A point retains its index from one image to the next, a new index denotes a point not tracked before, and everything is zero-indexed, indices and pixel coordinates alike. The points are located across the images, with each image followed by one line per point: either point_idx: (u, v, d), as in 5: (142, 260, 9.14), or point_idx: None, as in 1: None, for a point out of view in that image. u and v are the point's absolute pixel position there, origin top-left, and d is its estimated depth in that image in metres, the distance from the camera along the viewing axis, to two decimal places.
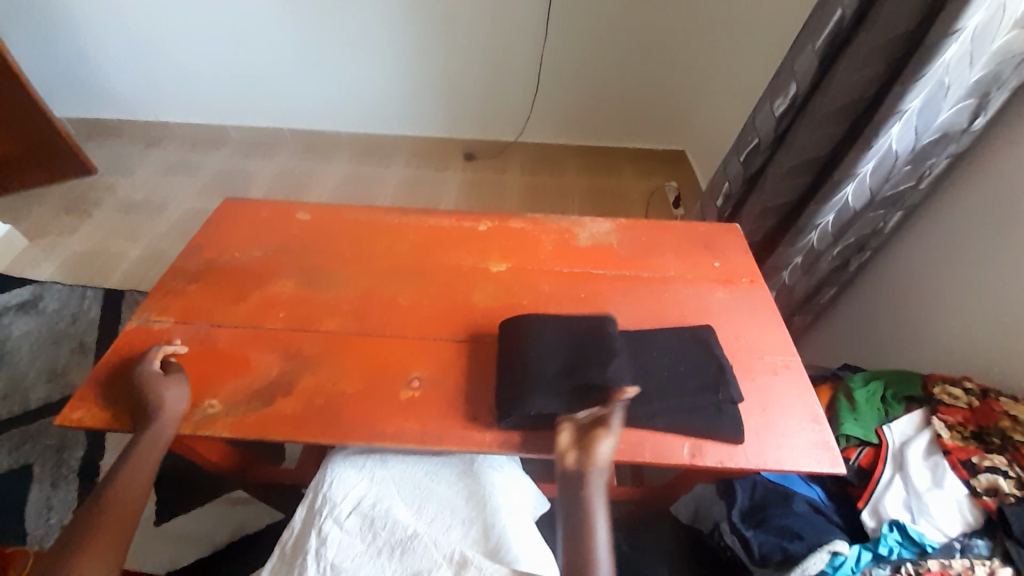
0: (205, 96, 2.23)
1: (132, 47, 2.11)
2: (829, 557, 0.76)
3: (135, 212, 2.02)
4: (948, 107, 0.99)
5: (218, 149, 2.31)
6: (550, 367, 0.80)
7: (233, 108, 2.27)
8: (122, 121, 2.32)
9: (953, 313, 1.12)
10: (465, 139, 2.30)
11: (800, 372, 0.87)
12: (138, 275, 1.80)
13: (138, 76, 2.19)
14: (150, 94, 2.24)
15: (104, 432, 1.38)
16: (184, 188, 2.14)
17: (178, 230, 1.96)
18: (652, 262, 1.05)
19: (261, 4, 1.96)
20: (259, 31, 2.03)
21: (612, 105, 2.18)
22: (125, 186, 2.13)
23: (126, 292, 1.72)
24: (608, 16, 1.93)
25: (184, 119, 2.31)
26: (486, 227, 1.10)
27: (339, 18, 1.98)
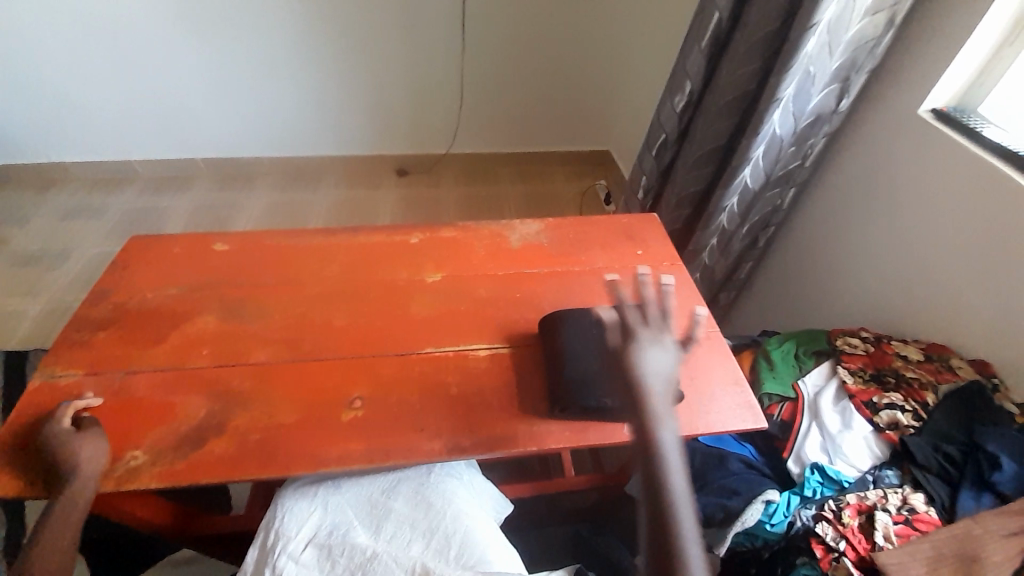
0: (106, 132, 2.08)
1: (13, 85, 1.93)
2: (764, 507, 0.83)
3: (32, 264, 1.83)
4: (817, 93, 1.13)
5: (127, 187, 2.15)
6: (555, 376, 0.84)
7: (139, 142, 2.13)
8: (7, 165, 2.10)
9: (848, 274, 1.26)
10: (395, 155, 2.29)
11: (720, 342, 0.94)
12: (43, 332, 1.63)
13: (23, 115, 2.01)
14: (39, 134, 2.06)
15: (19, 509, 1.24)
16: (89, 232, 1.97)
17: (87, 278, 1.80)
18: (582, 255, 1.10)
19: (160, 31, 1.87)
20: (162, 57, 1.93)
21: (536, 112, 2.26)
22: (17, 236, 1.93)
23: (30, 352, 1.56)
24: (521, 27, 2.01)
25: (81, 159, 2.13)
26: (418, 239, 1.10)
27: (248, 41, 1.92)
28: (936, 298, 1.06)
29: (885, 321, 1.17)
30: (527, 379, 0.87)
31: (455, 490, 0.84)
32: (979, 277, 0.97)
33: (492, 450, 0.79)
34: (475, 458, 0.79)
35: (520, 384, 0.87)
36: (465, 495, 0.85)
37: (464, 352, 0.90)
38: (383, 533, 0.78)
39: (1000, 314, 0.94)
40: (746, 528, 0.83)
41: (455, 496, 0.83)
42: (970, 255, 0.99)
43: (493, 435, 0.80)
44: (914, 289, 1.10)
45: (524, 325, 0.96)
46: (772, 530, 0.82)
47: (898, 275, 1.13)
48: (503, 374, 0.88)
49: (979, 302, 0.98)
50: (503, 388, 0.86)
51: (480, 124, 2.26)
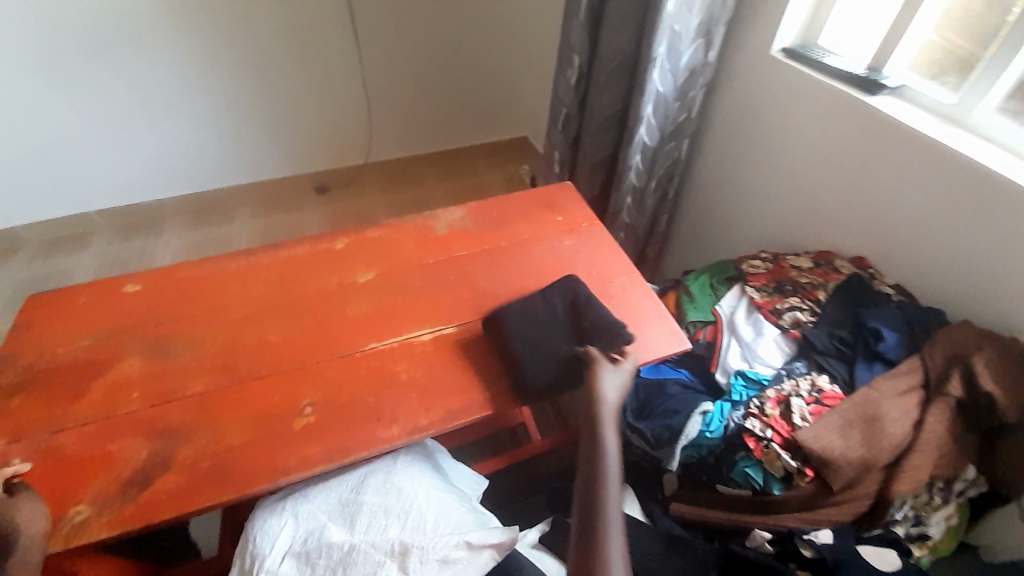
0: None
1: None
2: (702, 418, 0.92)
3: None
4: (686, 49, 1.24)
5: (13, 255, 1.95)
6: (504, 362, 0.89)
7: (18, 204, 1.93)
8: None
9: (743, 206, 1.40)
10: (312, 173, 2.23)
11: (642, 284, 1.03)
12: None
13: None
14: None
15: None
16: None
17: None
18: (507, 231, 1.15)
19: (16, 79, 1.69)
20: (26, 110, 1.75)
21: (446, 108, 2.28)
22: None
23: None
24: (416, 28, 2.00)
25: None
26: (343, 244, 1.10)
27: (124, 77, 1.79)
28: (817, 212, 1.20)
29: (780, 241, 1.31)
30: (471, 353, 0.91)
31: (423, 472, 0.86)
32: (845, 187, 1.12)
33: (450, 424, 0.82)
34: (434, 435, 0.82)
35: (466, 359, 0.90)
36: (433, 476, 0.88)
37: (408, 341, 0.93)
38: (357, 523, 0.79)
39: (865, 214, 1.10)
40: (690, 440, 0.92)
41: (422, 479, 0.85)
42: (834, 170, 1.14)
43: (448, 409, 0.84)
44: (798, 208, 1.25)
45: (462, 305, 0.99)
46: (711, 436, 0.91)
47: (783, 199, 1.28)
48: (448, 353, 0.91)
49: (848, 208, 1.13)
50: (451, 366, 0.89)
51: (392, 129, 2.25)
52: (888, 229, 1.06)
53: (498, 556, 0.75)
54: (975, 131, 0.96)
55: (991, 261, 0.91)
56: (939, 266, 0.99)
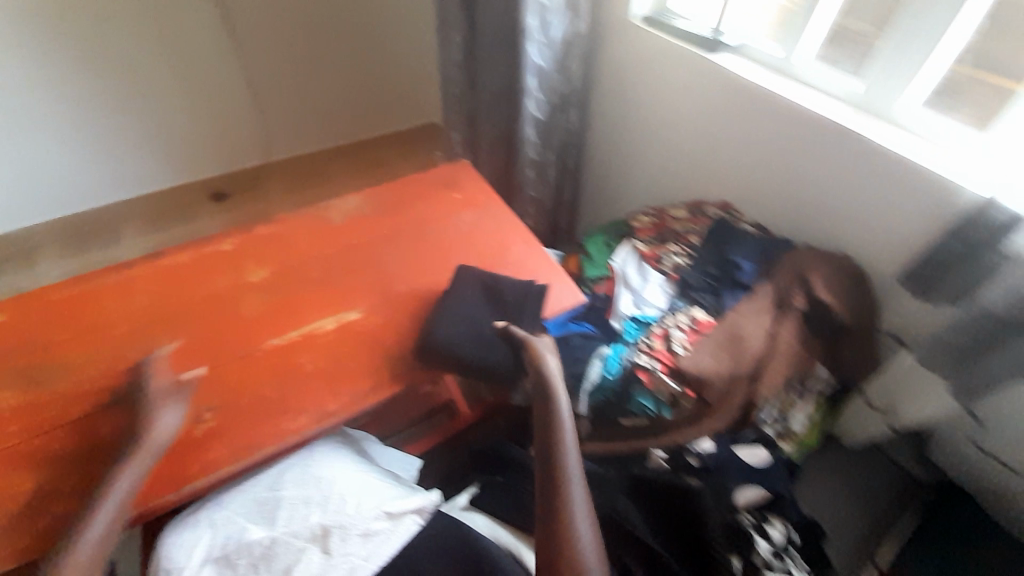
0: None
1: None
2: (601, 363, 1.00)
3: None
4: (559, 23, 1.30)
5: None
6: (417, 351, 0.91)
7: None
8: None
9: (631, 168, 1.51)
10: (203, 180, 2.08)
11: (538, 249, 1.10)
12: None
13: None
14: None
15: None
16: None
17: None
18: (405, 213, 1.16)
19: None
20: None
21: (343, 99, 2.19)
22: None
23: None
24: (298, 16, 1.89)
25: None
26: (232, 245, 1.05)
27: None
28: (689, 166, 1.32)
29: (665, 196, 1.44)
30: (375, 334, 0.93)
31: (344, 459, 0.88)
32: (707, 140, 1.24)
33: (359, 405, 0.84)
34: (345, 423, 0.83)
35: (370, 341, 0.91)
36: (354, 460, 0.89)
37: (309, 332, 0.92)
38: (278, 514, 0.79)
39: (726, 162, 1.22)
40: (593, 384, 1.00)
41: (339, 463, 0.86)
42: (696, 125, 1.26)
43: (356, 391, 0.85)
44: (674, 164, 1.37)
45: (364, 290, 0.99)
46: (610, 376, 0.99)
47: (662, 157, 1.39)
48: (351, 337, 0.92)
49: (712, 159, 1.26)
50: (356, 350, 0.90)
51: (290, 124, 2.14)
52: (745, 174, 1.19)
53: (419, 521, 0.82)
54: (800, 78, 1.09)
55: (821, 192, 1.05)
56: (785, 201, 1.13)
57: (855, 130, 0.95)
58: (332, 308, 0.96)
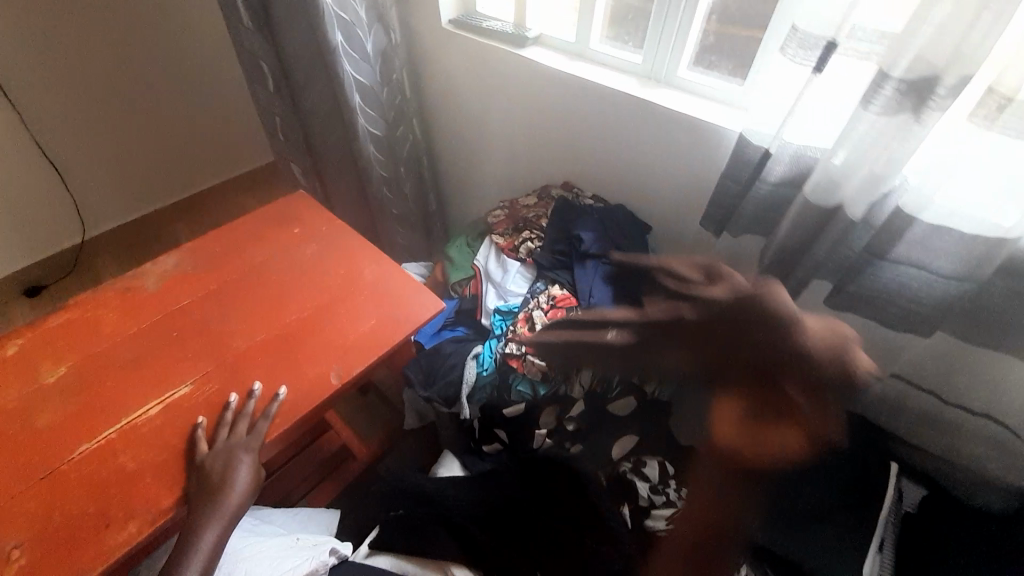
0: None
1: None
2: (476, 361, 1.05)
3: None
4: (368, 37, 1.33)
5: None
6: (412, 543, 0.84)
7: None
8: None
9: (481, 165, 1.59)
10: (10, 277, 1.70)
11: (389, 263, 1.06)
12: None
13: None
14: None
15: None
16: None
17: None
18: (238, 261, 1.05)
19: None
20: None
21: (154, 151, 1.83)
22: None
23: None
24: (78, 72, 1.55)
25: None
26: (18, 346, 0.89)
27: None
28: (527, 152, 1.42)
29: (517, 184, 1.53)
30: (212, 410, 0.83)
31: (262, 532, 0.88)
32: (533, 129, 1.35)
33: (217, 503, 0.73)
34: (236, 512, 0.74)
35: (206, 421, 0.81)
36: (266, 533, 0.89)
37: (130, 424, 0.80)
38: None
39: (553, 145, 1.34)
40: (472, 385, 1.03)
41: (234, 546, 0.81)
42: (522, 116, 1.35)
43: (207, 489, 0.73)
44: (514, 156, 1.47)
45: (194, 360, 0.89)
46: (485, 372, 1.03)
47: (502, 149, 1.48)
48: (183, 420, 0.81)
49: (541, 145, 1.37)
50: (190, 435, 0.80)
51: (110, 195, 1.79)
52: (573, 154, 1.31)
53: None
54: (593, 59, 1.21)
55: (634, 157, 1.18)
56: (606, 169, 1.26)
57: (640, 96, 1.08)
58: (162, 390, 0.85)
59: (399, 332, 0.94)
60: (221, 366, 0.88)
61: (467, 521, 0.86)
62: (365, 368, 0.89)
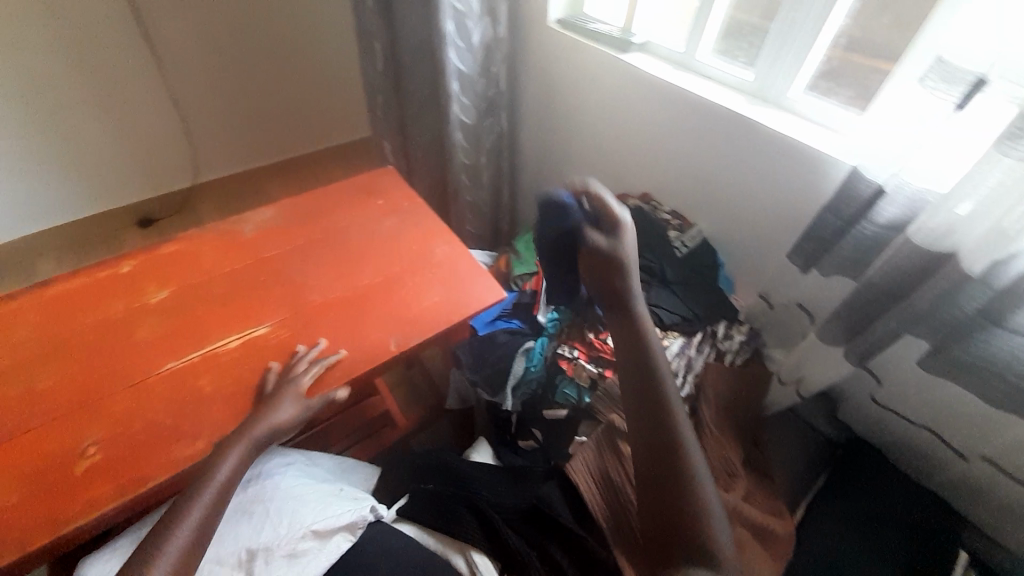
0: None
1: None
2: (526, 356, 1.07)
3: None
4: (476, 27, 1.37)
5: None
6: (441, 525, 0.85)
7: None
8: None
9: (561, 165, 1.59)
10: (129, 205, 1.91)
11: (459, 247, 1.09)
12: None
13: None
14: None
15: None
16: None
17: None
18: (324, 222, 1.13)
19: None
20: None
21: (265, 113, 1.99)
22: None
23: None
24: (217, 35, 1.73)
25: None
26: (136, 265, 1.02)
27: None
28: (611, 161, 1.40)
29: None
30: (281, 354, 0.89)
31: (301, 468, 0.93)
32: (621, 137, 1.33)
33: (273, 439, 0.79)
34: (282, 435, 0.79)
35: (274, 362, 0.88)
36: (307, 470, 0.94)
37: (211, 352, 0.89)
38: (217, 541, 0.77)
39: (638, 155, 1.31)
40: (518, 378, 1.05)
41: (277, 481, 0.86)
42: (614, 122, 1.33)
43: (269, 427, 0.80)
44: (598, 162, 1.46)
45: (273, 305, 0.96)
46: (534, 368, 1.05)
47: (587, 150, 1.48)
48: (256, 357, 0.88)
49: (627, 154, 1.35)
50: (259, 372, 0.87)
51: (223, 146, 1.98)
52: (658, 168, 1.28)
53: (353, 536, 0.82)
54: (699, 71, 1.17)
55: (724, 176, 1.13)
56: (693, 189, 1.22)
57: (742, 114, 1.03)
58: (242, 327, 0.92)
59: (459, 314, 0.97)
60: (296, 316, 0.95)
61: (493, 511, 0.86)
62: (422, 342, 0.92)
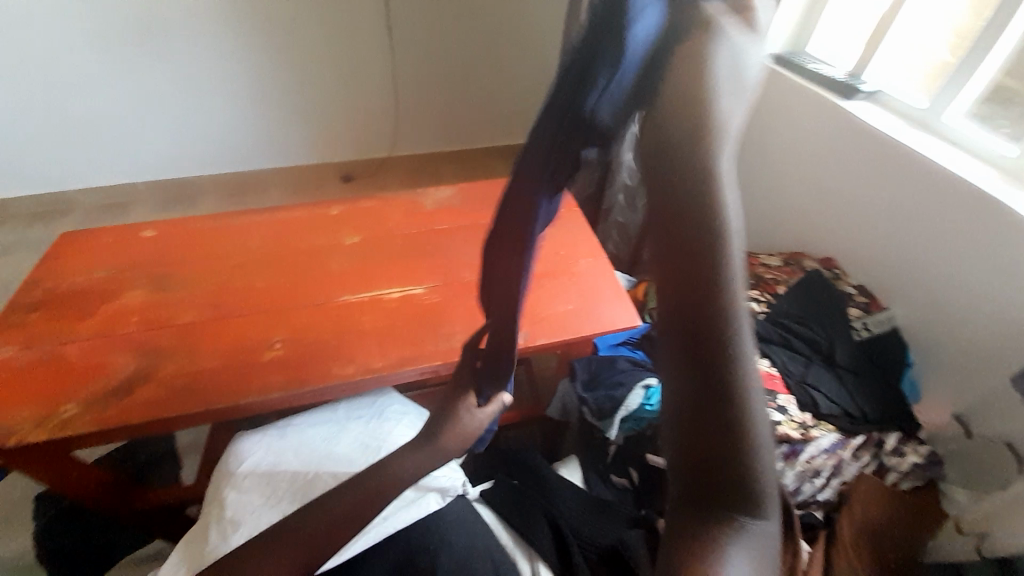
0: None
1: None
2: (644, 392, 1.02)
3: None
4: None
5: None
6: (522, 528, 0.85)
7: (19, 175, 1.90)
8: None
9: None
10: (338, 163, 2.21)
11: (604, 263, 1.09)
12: None
13: None
14: None
15: None
16: None
17: None
18: (488, 211, 1.23)
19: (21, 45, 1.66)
20: (27, 94, 1.75)
21: (462, 106, 2.21)
22: None
23: None
24: (444, 31, 1.97)
25: None
26: (337, 211, 1.22)
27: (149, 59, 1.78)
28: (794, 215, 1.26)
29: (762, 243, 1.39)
30: (428, 314, 1.00)
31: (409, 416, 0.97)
32: (815, 192, 1.20)
33: None
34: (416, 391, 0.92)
35: (421, 319, 0.99)
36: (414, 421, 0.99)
37: (375, 296, 1.03)
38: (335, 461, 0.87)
39: (830, 215, 1.17)
40: (630, 412, 1.01)
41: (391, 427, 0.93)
42: (811, 174, 1.20)
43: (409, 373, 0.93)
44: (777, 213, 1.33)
45: (430, 271, 1.08)
46: (651, 409, 1.01)
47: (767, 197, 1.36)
48: (407, 311, 1.01)
49: (816, 211, 1.20)
50: (407, 324, 0.98)
51: None
52: (852, 234, 1.13)
53: (442, 501, 0.86)
54: (945, 135, 1.03)
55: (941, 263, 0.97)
56: (892, 266, 1.05)
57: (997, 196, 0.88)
58: (402, 283, 1.05)
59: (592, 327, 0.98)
60: (447, 285, 1.05)
61: (574, 537, 0.84)
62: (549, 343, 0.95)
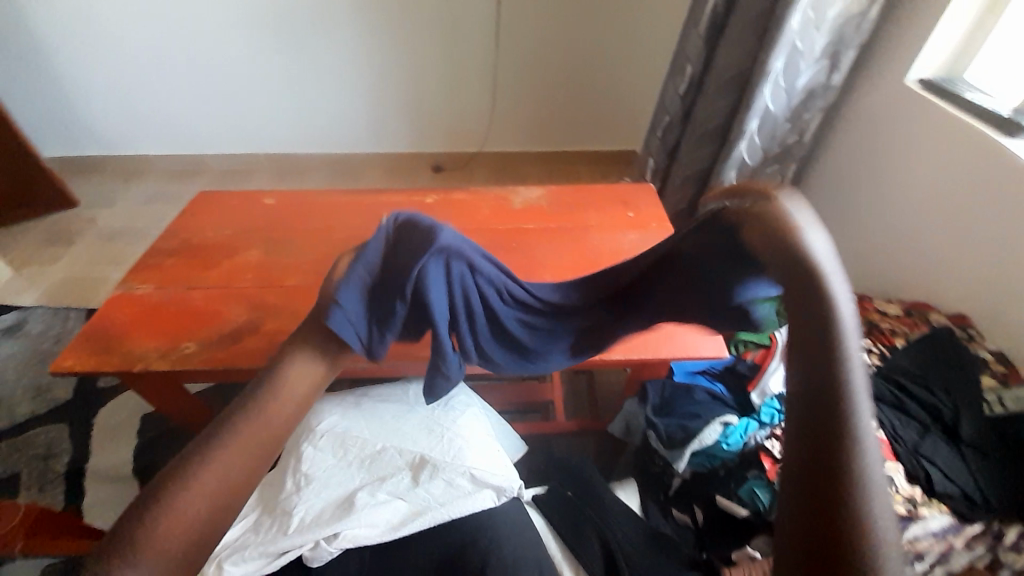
0: (144, 136, 2.17)
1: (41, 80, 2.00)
2: (721, 429, 0.95)
3: (71, 242, 1.87)
4: (806, 71, 1.25)
5: (141, 180, 2.19)
6: (576, 544, 0.83)
7: (166, 138, 2.18)
8: (64, 159, 2.20)
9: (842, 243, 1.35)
10: (431, 152, 2.29)
11: None
12: (84, 293, 1.69)
13: (63, 112, 2.09)
14: (83, 131, 2.15)
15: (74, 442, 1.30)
16: (121, 207, 2.04)
17: (101, 256, 1.82)
18: (577, 216, 1.21)
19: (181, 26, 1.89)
20: (180, 68, 2.00)
21: (557, 108, 2.20)
22: (73, 217, 1.99)
23: (69, 310, 1.61)
24: (550, 32, 1.97)
25: (133, 149, 2.21)
26: (432, 200, 1.26)
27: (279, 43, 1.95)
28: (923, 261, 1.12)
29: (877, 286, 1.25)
30: None
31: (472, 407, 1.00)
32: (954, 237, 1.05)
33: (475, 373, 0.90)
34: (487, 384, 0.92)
35: None
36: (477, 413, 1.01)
37: None
38: (402, 439, 0.90)
39: (970, 266, 1.02)
40: (703, 447, 0.95)
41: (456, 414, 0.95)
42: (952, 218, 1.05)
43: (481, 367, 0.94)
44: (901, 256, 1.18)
45: (514, 269, 1.09)
46: (727, 448, 0.94)
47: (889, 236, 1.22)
48: None
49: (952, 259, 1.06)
50: None
51: None
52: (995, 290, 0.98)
53: (496, 499, 0.83)
54: None
55: None
56: None
57: None
58: None
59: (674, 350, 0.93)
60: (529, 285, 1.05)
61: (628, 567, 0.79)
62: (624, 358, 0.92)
